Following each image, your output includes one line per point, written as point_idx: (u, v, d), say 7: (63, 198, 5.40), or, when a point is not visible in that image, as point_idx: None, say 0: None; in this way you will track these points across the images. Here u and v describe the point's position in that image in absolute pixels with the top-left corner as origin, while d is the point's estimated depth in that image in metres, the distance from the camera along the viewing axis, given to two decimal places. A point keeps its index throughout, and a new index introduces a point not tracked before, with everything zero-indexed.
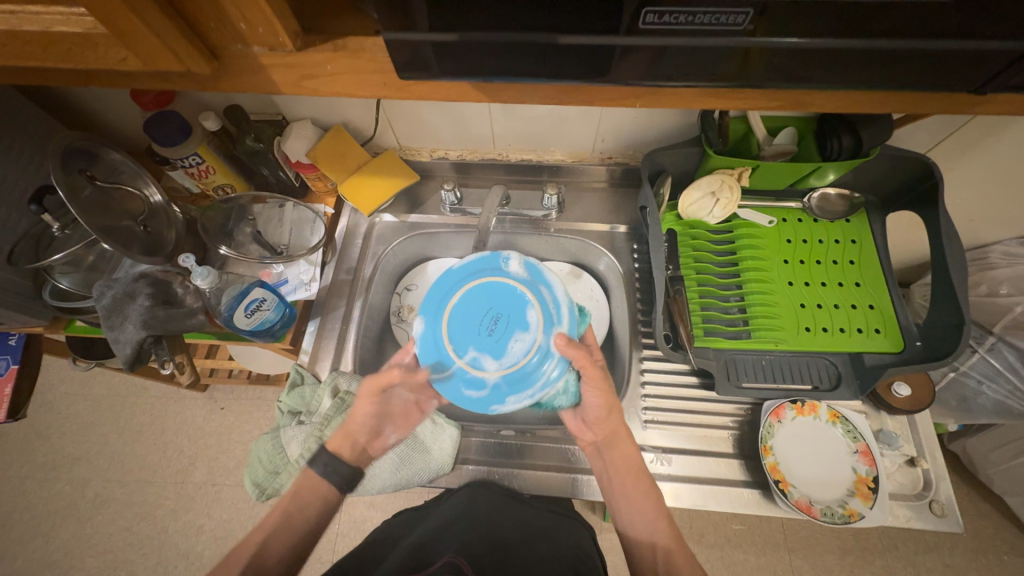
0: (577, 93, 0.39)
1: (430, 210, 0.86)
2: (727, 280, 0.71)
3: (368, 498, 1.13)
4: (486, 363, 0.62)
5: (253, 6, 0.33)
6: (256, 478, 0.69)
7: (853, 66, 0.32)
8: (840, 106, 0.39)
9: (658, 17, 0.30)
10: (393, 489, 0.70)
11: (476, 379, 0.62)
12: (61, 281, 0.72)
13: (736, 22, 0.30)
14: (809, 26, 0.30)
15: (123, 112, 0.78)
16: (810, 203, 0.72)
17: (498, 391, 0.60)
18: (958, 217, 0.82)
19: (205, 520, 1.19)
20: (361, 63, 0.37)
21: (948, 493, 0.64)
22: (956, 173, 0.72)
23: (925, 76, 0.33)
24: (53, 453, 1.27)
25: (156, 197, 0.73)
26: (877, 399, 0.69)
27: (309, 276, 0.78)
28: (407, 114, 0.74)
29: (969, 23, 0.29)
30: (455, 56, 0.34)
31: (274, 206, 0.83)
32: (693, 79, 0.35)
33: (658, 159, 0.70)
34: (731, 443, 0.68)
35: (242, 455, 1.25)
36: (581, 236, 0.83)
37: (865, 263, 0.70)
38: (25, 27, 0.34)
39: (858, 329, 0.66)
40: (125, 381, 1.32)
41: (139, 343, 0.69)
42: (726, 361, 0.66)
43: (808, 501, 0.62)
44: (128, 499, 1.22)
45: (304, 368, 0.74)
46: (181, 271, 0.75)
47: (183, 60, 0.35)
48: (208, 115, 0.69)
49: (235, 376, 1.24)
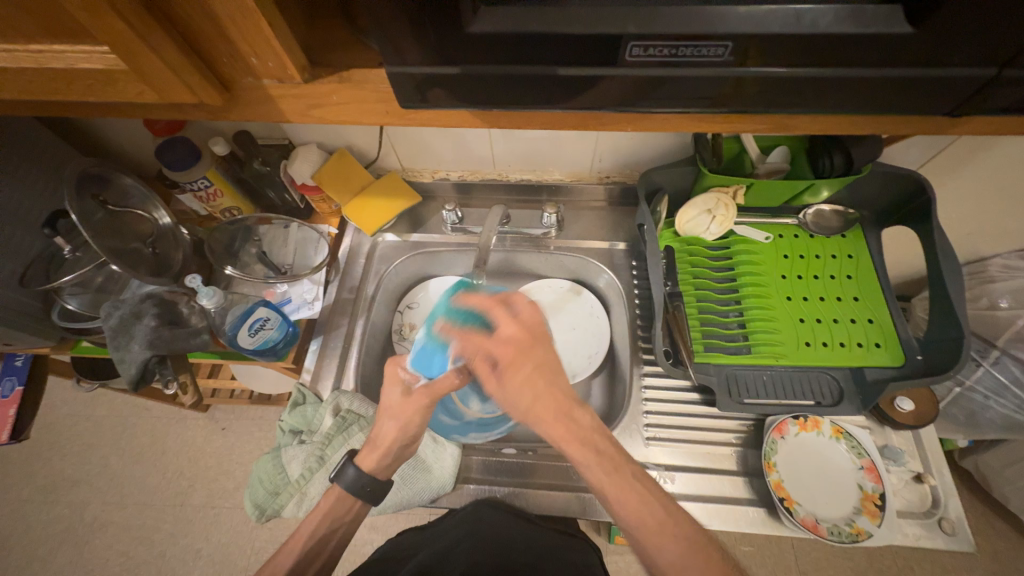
0: (572, 119, 0.41)
1: (433, 230, 0.88)
2: (726, 296, 0.71)
3: (369, 521, 1.12)
4: (472, 402, 0.75)
5: (264, 43, 0.35)
6: (256, 500, 0.68)
7: (833, 92, 0.34)
8: (826, 128, 0.40)
9: (644, 50, 0.32)
10: (393, 510, 0.69)
11: (456, 410, 0.75)
12: (69, 302, 0.73)
13: (718, 54, 0.32)
14: (788, 56, 0.32)
15: (135, 138, 0.80)
16: (804, 220, 0.74)
17: (466, 426, 0.74)
18: (955, 232, 0.83)
19: (203, 544, 1.17)
20: (365, 94, 0.39)
21: (958, 510, 0.63)
22: (948, 189, 0.73)
23: (903, 102, 0.34)
24: (53, 476, 1.26)
25: (164, 220, 0.75)
26: (881, 414, 0.68)
27: (313, 294, 0.80)
28: (409, 137, 0.77)
29: (941, 54, 0.31)
30: (454, 87, 0.36)
31: (279, 226, 0.84)
32: (681, 107, 0.37)
33: (654, 178, 0.72)
34: (735, 460, 0.68)
35: (242, 477, 1.24)
36: (580, 254, 0.85)
37: (863, 277, 0.71)
38: (52, 65, 0.36)
39: (859, 344, 0.66)
40: (128, 401, 1.33)
41: (143, 363, 0.71)
42: (727, 377, 0.66)
43: (814, 519, 0.61)
44: (127, 522, 1.20)
45: (306, 387, 0.74)
46: (187, 291, 0.76)
47: (197, 92, 0.37)
48: (218, 140, 0.72)
49: (237, 396, 1.24)
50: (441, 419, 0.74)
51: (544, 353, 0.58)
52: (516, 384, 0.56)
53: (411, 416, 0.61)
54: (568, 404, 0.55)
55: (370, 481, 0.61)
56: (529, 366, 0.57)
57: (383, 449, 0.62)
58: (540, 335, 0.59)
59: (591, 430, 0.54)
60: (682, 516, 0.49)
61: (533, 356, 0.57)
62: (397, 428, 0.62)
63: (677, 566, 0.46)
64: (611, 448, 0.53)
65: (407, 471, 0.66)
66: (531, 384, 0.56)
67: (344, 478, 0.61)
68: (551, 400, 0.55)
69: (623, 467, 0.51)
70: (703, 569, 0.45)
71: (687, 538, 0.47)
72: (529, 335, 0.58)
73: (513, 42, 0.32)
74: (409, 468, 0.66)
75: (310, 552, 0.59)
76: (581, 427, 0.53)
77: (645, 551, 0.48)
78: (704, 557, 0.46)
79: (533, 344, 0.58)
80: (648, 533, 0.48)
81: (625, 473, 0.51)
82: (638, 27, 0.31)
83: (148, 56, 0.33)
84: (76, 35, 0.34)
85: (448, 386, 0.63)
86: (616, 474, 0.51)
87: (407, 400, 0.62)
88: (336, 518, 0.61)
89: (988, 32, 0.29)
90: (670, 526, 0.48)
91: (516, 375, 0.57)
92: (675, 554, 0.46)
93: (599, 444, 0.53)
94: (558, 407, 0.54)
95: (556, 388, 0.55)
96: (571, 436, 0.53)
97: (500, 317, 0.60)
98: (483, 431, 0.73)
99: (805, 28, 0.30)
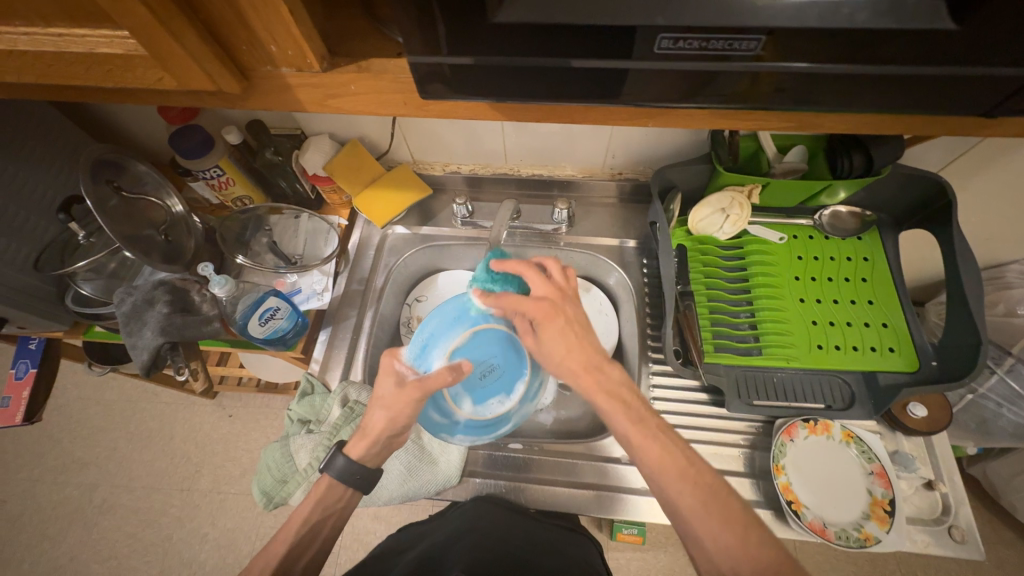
0: (590, 114, 0.40)
1: (443, 223, 0.87)
2: (738, 297, 0.70)
3: (372, 510, 1.13)
4: (465, 403, 0.69)
5: (285, 32, 0.34)
6: (264, 487, 0.69)
7: (861, 92, 0.34)
8: (848, 127, 0.39)
9: (673, 43, 0.31)
10: (398, 501, 0.69)
11: (447, 408, 0.68)
12: (83, 287, 0.74)
13: (749, 48, 0.31)
14: (817, 53, 0.31)
15: (149, 125, 0.80)
16: (821, 220, 0.72)
17: (454, 425, 0.68)
18: (974, 236, 0.81)
19: (210, 528, 1.19)
20: (383, 83, 0.39)
21: (968, 518, 0.62)
22: (970, 192, 0.71)
23: (928, 102, 0.34)
24: (64, 457, 1.28)
25: (178, 207, 0.76)
26: (892, 419, 0.68)
27: (322, 286, 0.80)
28: (421, 129, 0.76)
29: (984, 53, 0.29)
30: (474, 78, 0.35)
31: (290, 216, 0.85)
32: (699, 103, 0.36)
33: (668, 175, 0.71)
34: (743, 461, 0.67)
35: (248, 464, 1.25)
36: (590, 250, 0.84)
37: (877, 280, 0.70)
38: (75, 50, 0.36)
39: (871, 348, 0.66)
40: (138, 386, 1.34)
41: (156, 349, 0.71)
42: (737, 378, 0.66)
43: (822, 523, 0.61)
44: (135, 505, 1.22)
45: (314, 376, 0.75)
46: (198, 280, 0.77)
47: (214, 79, 0.37)
48: (230, 129, 0.73)
49: (245, 384, 1.25)
50: (429, 416, 0.67)
51: (573, 312, 0.59)
52: (549, 341, 0.59)
53: (402, 409, 0.61)
54: (598, 357, 0.57)
55: (360, 469, 0.61)
56: (562, 324, 0.58)
57: (371, 439, 0.61)
58: (573, 295, 0.60)
59: (618, 382, 0.55)
60: (702, 464, 0.49)
61: (565, 316, 0.58)
62: (388, 419, 0.61)
63: (693, 509, 0.47)
64: (636, 401, 0.54)
65: (413, 462, 0.67)
66: (565, 339, 0.58)
67: (333, 467, 0.61)
68: (581, 353, 0.57)
69: (646, 421, 0.52)
70: (715, 514, 0.46)
71: (703, 484, 0.48)
72: (560, 296, 0.59)
73: (536, 33, 0.31)
74: (415, 460, 0.67)
75: (309, 538, 0.59)
76: (612, 379, 0.56)
77: (664, 494, 0.49)
78: (721, 504, 0.47)
79: (565, 304, 0.59)
80: (666, 478, 0.48)
81: (648, 423, 0.52)
82: (668, 19, 0.30)
83: (168, 42, 0.33)
84: (96, 20, 0.34)
85: (440, 382, 0.61)
86: (642, 423, 0.52)
87: (400, 393, 0.61)
88: (328, 506, 0.61)
89: (1019, 35, 0.28)
90: (689, 472, 0.48)
91: (551, 332, 0.58)
92: (692, 500, 0.47)
93: (622, 395, 0.54)
94: (587, 360, 0.57)
95: (587, 344, 0.57)
96: (599, 387, 0.55)
97: (533, 279, 0.59)
98: (472, 435, 0.68)
99: (836, 22, 0.29)
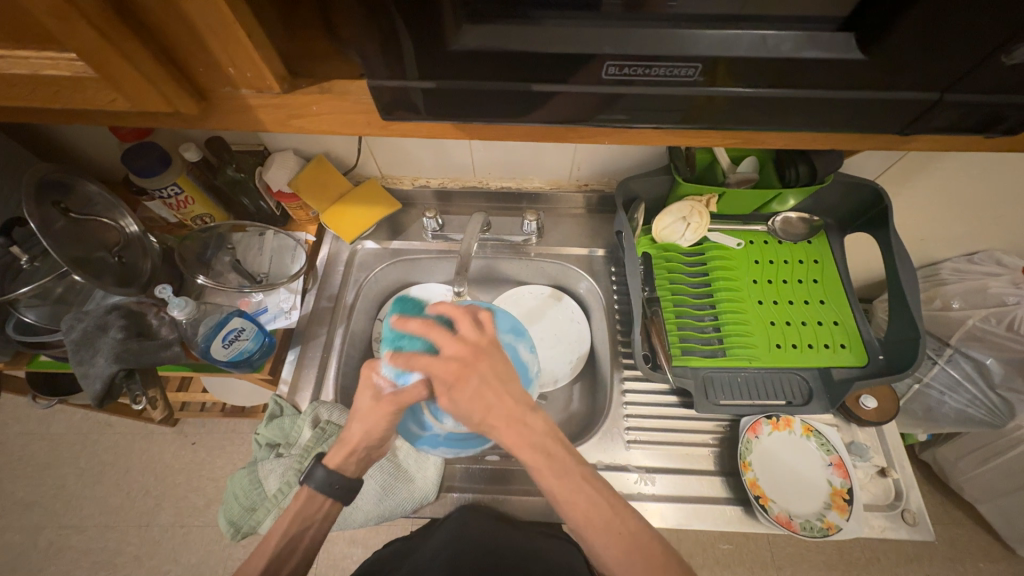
0: (550, 132, 0.41)
1: (413, 237, 0.87)
2: (701, 301, 0.74)
3: (348, 534, 1.09)
4: (447, 417, 0.67)
5: (243, 53, 0.34)
6: (230, 517, 0.66)
7: (792, 115, 0.36)
8: (788, 142, 0.42)
9: (620, 69, 0.33)
10: (375, 522, 0.67)
11: (426, 421, 0.67)
12: (27, 315, 0.69)
13: (688, 75, 0.33)
14: (754, 80, 0.34)
15: (100, 143, 0.77)
16: (774, 226, 0.77)
17: (435, 438, 0.67)
18: (911, 237, 0.88)
19: (172, 565, 1.12)
20: (347, 105, 0.39)
21: (918, 501, 0.67)
22: (903, 197, 0.78)
23: (852, 122, 0.37)
24: (4, 499, 1.18)
25: (133, 227, 0.72)
26: (847, 411, 0.72)
27: (290, 304, 0.78)
28: (388, 145, 0.76)
29: (894, 81, 0.33)
30: (440, 102, 0.36)
31: (254, 234, 0.83)
32: (656, 122, 0.38)
33: (631, 186, 0.74)
34: (713, 460, 0.70)
35: (213, 494, 1.19)
36: (560, 260, 0.86)
37: (828, 281, 0.74)
38: (16, 70, 0.34)
39: (825, 345, 0.70)
40: (88, 418, 1.26)
41: (110, 377, 0.68)
42: (703, 379, 0.68)
43: (788, 516, 0.63)
44: (87, 546, 1.14)
45: (283, 399, 0.73)
46: (155, 302, 0.73)
47: (171, 100, 0.36)
48: (188, 146, 0.70)
49: (209, 410, 1.19)
50: (408, 426, 0.66)
51: (492, 366, 0.57)
52: (465, 402, 0.55)
53: (377, 421, 0.60)
54: (521, 413, 0.55)
55: (340, 479, 0.59)
56: (475, 383, 0.56)
57: (350, 449, 0.60)
58: (486, 348, 0.59)
59: (543, 433, 0.55)
60: (630, 512, 0.53)
61: (478, 374, 0.56)
62: (363, 432, 0.60)
63: (618, 559, 0.51)
64: (562, 455, 0.54)
65: (389, 481, 0.65)
66: (481, 399, 0.55)
67: (314, 479, 0.59)
68: (503, 410, 0.55)
69: (573, 470, 0.53)
70: (638, 562, 0.50)
71: (629, 535, 0.51)
72: (476, 349, 0.58)
73: (490, 58, 0.33)
74: (391, 478, 0.66)
75: (284, 557, 0.57)
76: (533, 433, 0.55)
77: (592, 543, 0.52)
78: (643, 551, 0.51)
79: (476, 361, 0.57)
80: (593, 530, 0.52)
81: (575, 475, 0.53)
82: (614, 48, 0.32)
83: (120, 64, 0.32)
84: (41, 41, 0.33)
85: (417, 395, 0.60)
86: (567, 479, 0.53)
87: (376, 406, 0.60)
88: (308, 517, 0.59)
89: (914, 67, 0.32)
90: (615, 523, 0.52)
91: (465, 394, 0.55)
92: (618, 549, 0.51)
93: (550, 450, 0.54)
94: (510, 416, 0.55)
95: (506, 399, 0.55)
96: (523, 443, 0.54)
97: (440, 337, 0.59)
98: (455, 448, 0.66)
99: (766, 52, 0.32)
